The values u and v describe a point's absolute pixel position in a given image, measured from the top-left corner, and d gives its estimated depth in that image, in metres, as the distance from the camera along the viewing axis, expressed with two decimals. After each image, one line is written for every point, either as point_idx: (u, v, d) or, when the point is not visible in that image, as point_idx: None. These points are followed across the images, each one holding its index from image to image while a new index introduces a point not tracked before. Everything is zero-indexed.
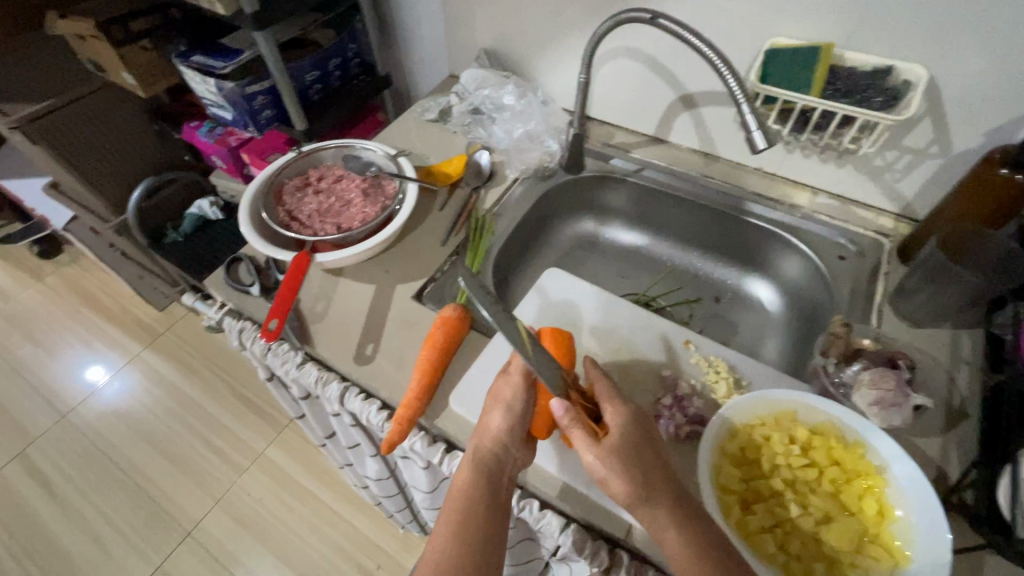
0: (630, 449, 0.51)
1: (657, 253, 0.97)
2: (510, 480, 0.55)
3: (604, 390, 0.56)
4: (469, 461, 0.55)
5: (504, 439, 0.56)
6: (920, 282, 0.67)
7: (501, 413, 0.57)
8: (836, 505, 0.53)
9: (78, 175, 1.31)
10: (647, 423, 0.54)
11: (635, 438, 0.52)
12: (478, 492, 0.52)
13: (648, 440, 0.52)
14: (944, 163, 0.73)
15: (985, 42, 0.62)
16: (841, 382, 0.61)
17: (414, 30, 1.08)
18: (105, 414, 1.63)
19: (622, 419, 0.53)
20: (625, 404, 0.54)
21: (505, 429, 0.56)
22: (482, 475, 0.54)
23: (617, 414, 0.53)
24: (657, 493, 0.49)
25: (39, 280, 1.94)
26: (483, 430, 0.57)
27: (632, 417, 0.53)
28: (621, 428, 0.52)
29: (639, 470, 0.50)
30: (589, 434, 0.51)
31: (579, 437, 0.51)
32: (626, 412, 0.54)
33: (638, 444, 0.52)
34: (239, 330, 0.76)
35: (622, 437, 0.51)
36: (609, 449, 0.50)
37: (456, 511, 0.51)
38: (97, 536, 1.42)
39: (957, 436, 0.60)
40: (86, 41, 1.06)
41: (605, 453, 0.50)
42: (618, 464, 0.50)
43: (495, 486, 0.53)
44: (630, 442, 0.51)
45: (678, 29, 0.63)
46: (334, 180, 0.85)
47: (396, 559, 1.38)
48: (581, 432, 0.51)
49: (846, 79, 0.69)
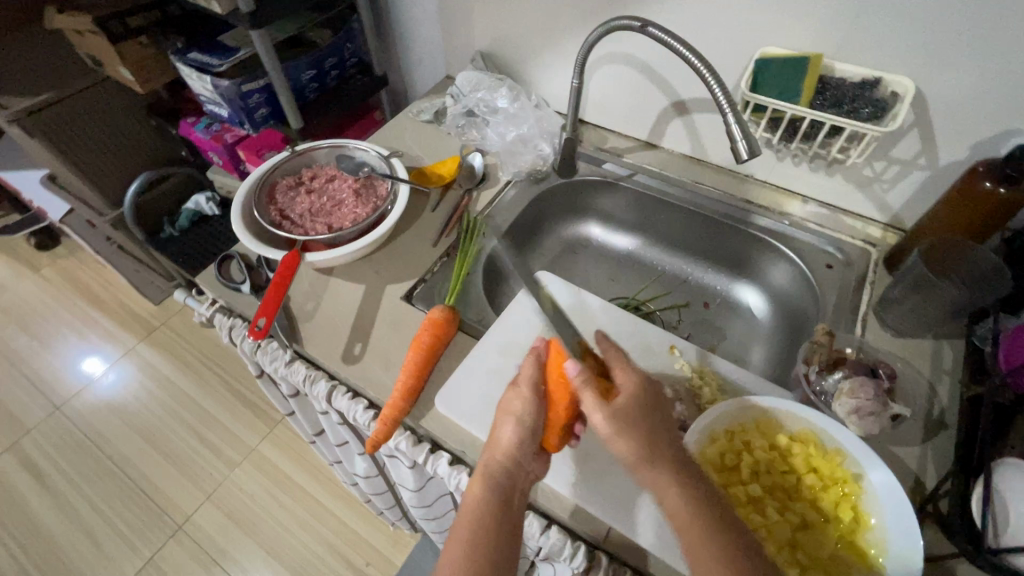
0: (640, 412, 0.52)
1: (649, 257, 0.98)
2: (523, 495, 0.54)
3: (616, 357, 0.57)
4: (481, 479, 0.54)
5: (517, 456, 0.55)
6: (904, 292, 0.68)
7: (514, 427, 0.55)
8: (813, 512, 0.54)
9: (75, 168, 1.31)
10: (657, 390, 0.55)
11: (644, 401, 0.53)
12: (492, 511, 0.51)
13: (657, 405, 0.54)
14: (931, 174, 0.73)
15: (971, 57, 0.63)
16: (822, 390, 0.62)
17: (412, 31, 1.08)
18: (99, 406, 1.63)
19: (633, 382, 0.55)
20: (635, 370, 0.56)
21: (516, 443, 0.55)
22: (494, 493, 0.53)
23: (627, 377, 0.55)
24: (663, 455, 0.49)
25: (36, 271, 1.94)
26: (495, 445, 0.56)
27: (642, 382, 0.55)
28: (631, 390, 0.54)
29: (646, 430, 0.51)
30: (598, 395, 0.53)
31: (589, 398, 0.53)
32: (636, 377, 0.55)
33: (648, 409, 0.53)
34: (229, 327, 0.77)
35: (631, 399, 0.53)
36: (618, 410, 0.52)
37: (469, 527, 0.51)
38: (88, 528, 1.42)
39: (935, 446, 0.60)
40: (83, 36, 1.07)
41: (612, 413, 0.52)
42: (625, 422, 0.51)
43: (508, 502, 0.53)
44: (640, 404, 0.53)
45: (667, 37, 0.63)
46: (326, 180, 0.86)
47: (386, 557, 1.38)
48: (591, 393, 0.53)
49: (835, 89, 0.69)
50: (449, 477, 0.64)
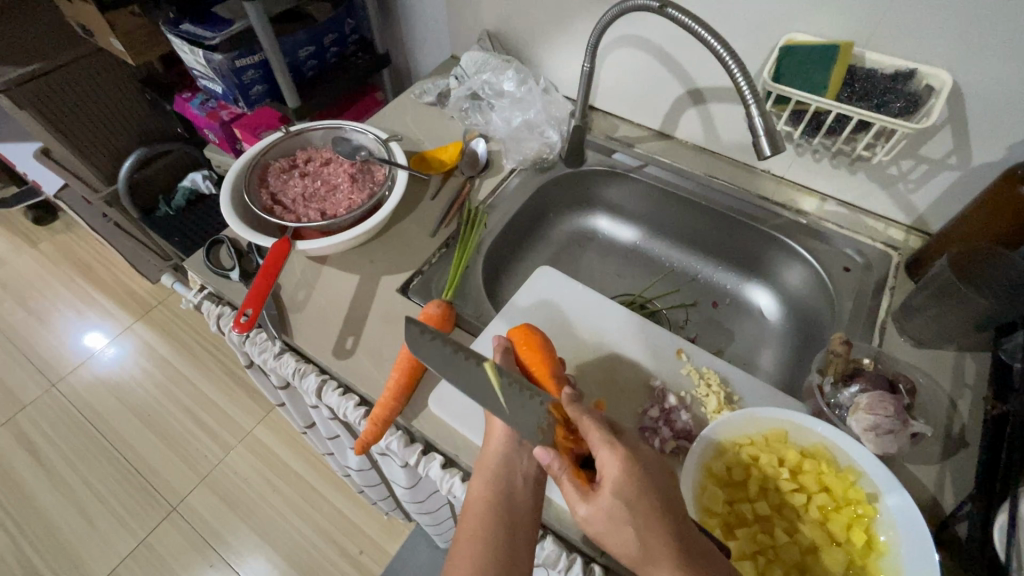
0: (623, 505, 0.45)
1: (655, 253, 0.94)
2: (528, 480, 0.54)
3: (594, 432, 0.49)
4: (481, 474, 0.54)
5: (512, 440, 0.55)
6: (926, 300, 0.64)
7: (501, 422, 0.56)
8: (824, 534, 0.51)
9: (66, 143, 1.27)
10: (652, 462, 0.48)
11: (629, 489, 0.45)
12: (494, 503, 0.51)
13: (650, 487, 0.46)
14: (961, 176, 0.69)
15: (1014, 50, 0.58)
16: (836, 403, 0.58)
17: (416, 7, 1.03)
18: (94, 384, 1.62)
19: (614, 466, 0.47)
20: (616, 444, 0.48)
21: (507, 430, 0.55)
22: (495, 484, 0.52)
23: (611, 463, 0.47)
24: (658, 553, 0.43)
25: (33, 245, 1.91)
26: (490, 436, 0.57)
27: (629, 462, 0.47)
28: (614, 480, 0.46)
29: (633, 528, 0.44)
30: (576, 488, 0.48)
31: (568, 489, 0.48)
32: (619, 455, 0.47)
33: (634, 499, 0.45)
34: (217, 315, 0.74)
35: (616, 493, 0.45)
36: (601, 506, 0.46)
37: (472, 522, 0.50)
38: (82, 507, 1.42)
39: (954, 466, 0.57)
40: (73, 4, 1.02)
41: (594, 508, 0.46)
42: (610, 521, 0.45)
43: (511, 489, 0.52)
44: (623, 495, 0.45)
45: (687, 19, 0.58)
46: (321, 164, 0.82)
47: (379, 545, 1.37)
48: (569, 485, 0.48)
49: (865, 81, 0.65)
50: (442, 481, 0.61)
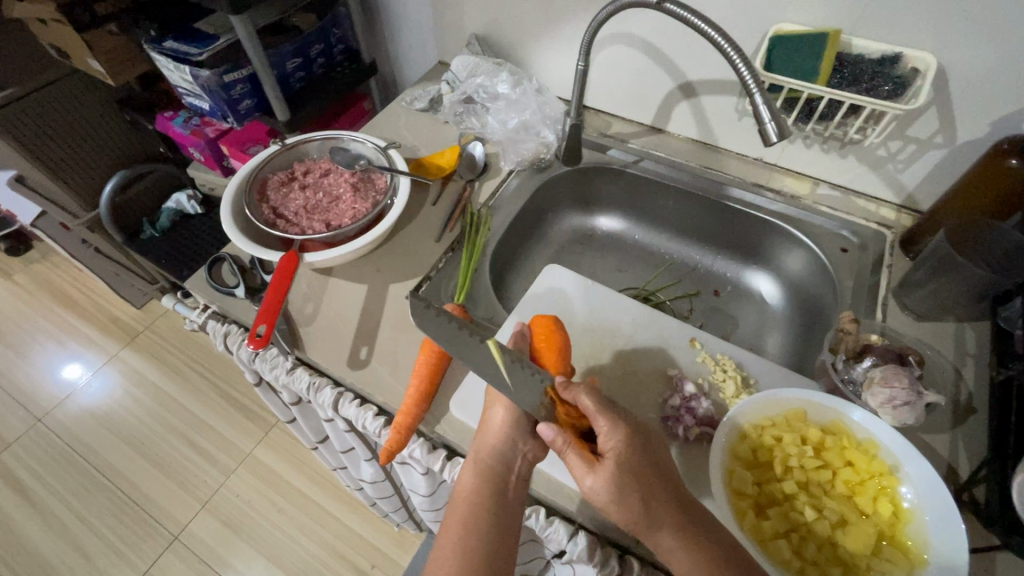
0: (631, 477, 0.46)
1: (654, 246, 0.95)
2: (521, 478, 0.53)
3: (595, 410, 0.50)
4: (473, 466, 0.53)
5: (508, 436, 0.54)
6: (926, 275, 0.66)
7: (503, 408, 0.56)
8: (851, 507, 0.52)
9: (43, 169, 1.24)
10: (650, 441, 0.50)
11: (635, 463, 0.47)
12: (484, 498, 0.51)
13: (654, 463, 0.48)
14: (947, 154, 0.71)
15: (994, 32, 0.61)
16: (850, 379, 0.60)
17: (402, 16, 1.03)
18: (83, 415, 1.57)
19: (616, 440, 0.48)
20: (618, 422, 0.49)
21: (508, 409, 0.55)
22: (487, 479, 0.52)
23: (611, 439, 0.48)
24: (665, 518, 0.45)
25: (8, 277, 1.85)
26: (486, 428, 0.56)
27: (629, 436, 0.48)
28: (617, 451, 0.48)
29: (639, 496, 0.46)
30: (582, 458, 0.48)
31: (574, 461, 0.49)
32: (621, 430, 0.49)
33: (640, 470, 0.47)
34: (224, 334, 0.72)
35: (618, 463, 0.47)
36: (606, 475, 0.47)
37: (460, 519, 0.50)
38: (79, 543, 1.37)
39: (965, 433, 0.59)
40: (47, 26, 0.99)
41: (600, 479, 0.47)
42: (615, 490, 0.46)
43: (502, 489, 0.52)
44: (626, 468, 0.47)
45: (685, 13, 0.59)
46: (321, 174, 0.82)
47: (392, 559, 1.35)
48: (575, 458, 0.49)
49: (854, 67, 0.67)
50: None
